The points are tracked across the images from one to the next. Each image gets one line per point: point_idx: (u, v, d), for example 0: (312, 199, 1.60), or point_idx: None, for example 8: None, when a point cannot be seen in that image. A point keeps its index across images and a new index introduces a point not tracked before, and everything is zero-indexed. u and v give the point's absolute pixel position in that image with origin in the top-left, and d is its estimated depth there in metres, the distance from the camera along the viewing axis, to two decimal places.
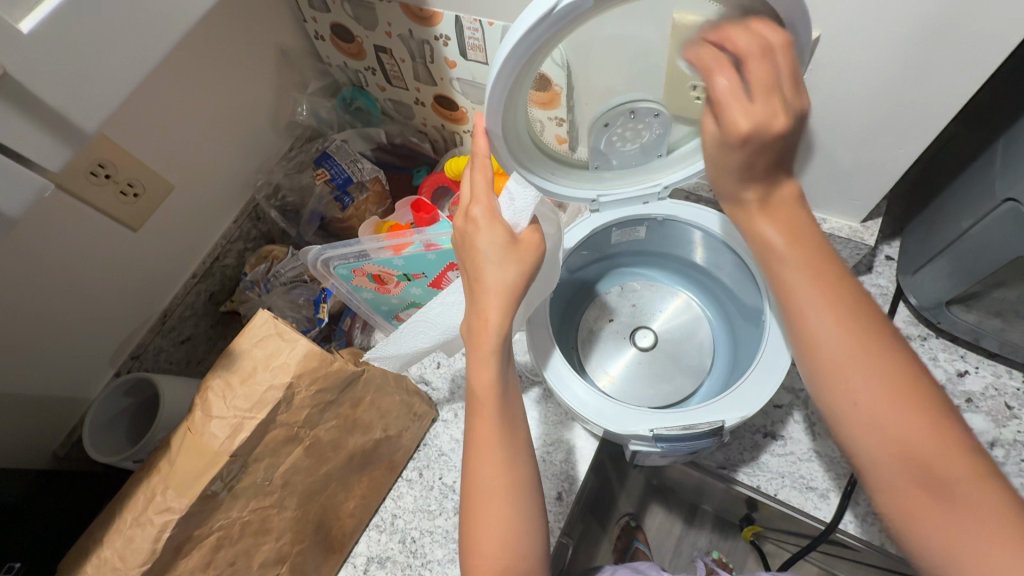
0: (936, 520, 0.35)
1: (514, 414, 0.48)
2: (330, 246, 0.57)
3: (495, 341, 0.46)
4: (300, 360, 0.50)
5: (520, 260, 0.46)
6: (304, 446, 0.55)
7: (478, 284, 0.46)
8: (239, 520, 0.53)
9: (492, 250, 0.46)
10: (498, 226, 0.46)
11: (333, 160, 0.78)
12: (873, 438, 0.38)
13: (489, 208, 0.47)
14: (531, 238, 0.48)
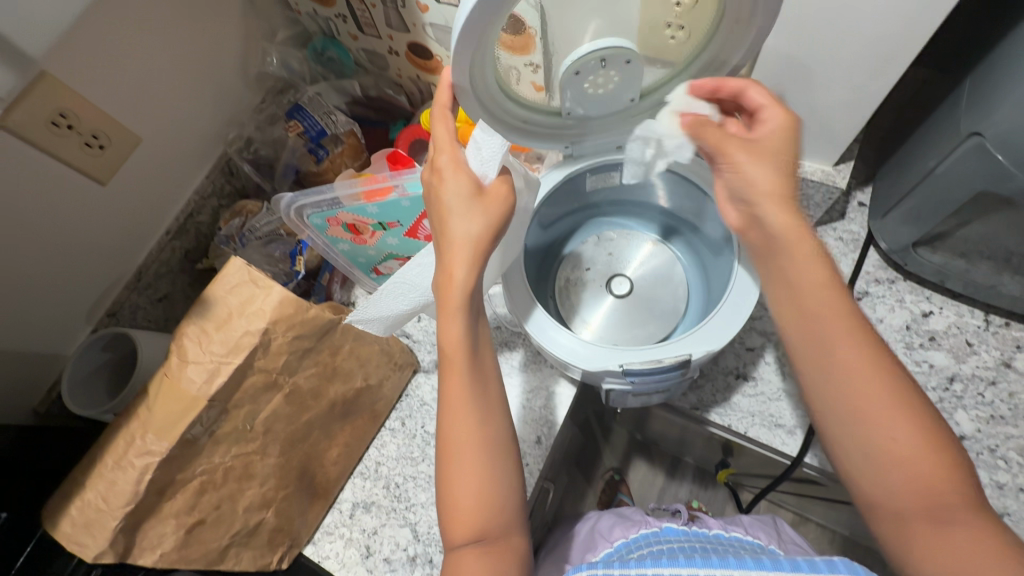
0: (927, 531, 0.40)
1: (486, 372, 0.49)
2: (301, 192, 0.57)
3: (461, 295, 0.46)
4: (275, 307, 0.50)
5: (487, 211, 0.47)
6: (284, 393, 0.56)
7: (445, 241, 0.47)
8: (222, 465, 0.54)
9: (456, 202, 0.46)
10: (463, 175, 0.47)
11: (305, 112, 0.76)
12: (872, 451, 0.43)
13: (454, 161, 0.47)
14: (498, 189, 0.48)
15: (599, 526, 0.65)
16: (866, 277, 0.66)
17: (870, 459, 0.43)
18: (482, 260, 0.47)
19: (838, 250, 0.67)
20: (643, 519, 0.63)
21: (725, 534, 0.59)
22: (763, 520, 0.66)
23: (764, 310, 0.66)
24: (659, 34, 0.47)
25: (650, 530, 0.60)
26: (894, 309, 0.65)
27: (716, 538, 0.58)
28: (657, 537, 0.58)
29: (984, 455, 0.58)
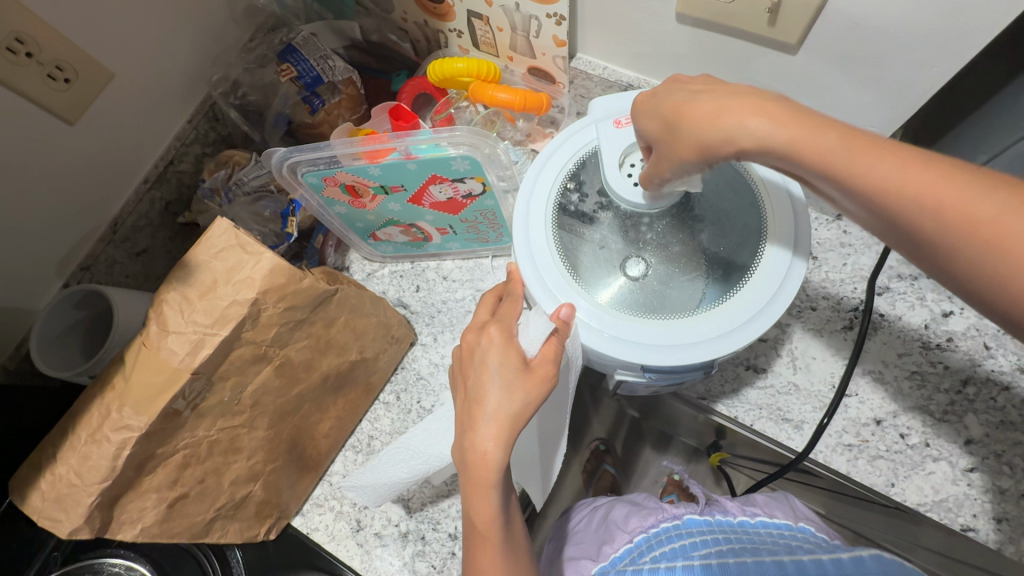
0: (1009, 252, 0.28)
1: (519, 540, 0.43)
2: (296, 148, 0.51)
3: (496, 476, 0.39)
4: (266, 276, 0.46)
5: (528, 393, 0.40)
6: (274, 365, 0.52)
7: (477, 411, 0.40)
8: (207, 439, 0.51)
9: (498, 372, 0.41)
10: (510, 350, 0.42)
11: (299, 54, 0.69)
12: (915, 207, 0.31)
13: (505, 325, 0.43)
14: (546, 366, 0.41)
15: (612, 515, 0.65)
16: (889, 272, 0.63)
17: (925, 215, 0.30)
18: (516, 435, 0.40)
19: (860, 242, 0.65)
20: (658, 507, 0.63)
21: (749, 521, 0.59)
22: (777, 497, 0.66)
23: None
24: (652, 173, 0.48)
25: (670, 523, 0.59)
26: (914, 307, 0.62)
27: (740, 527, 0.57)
28: (678, 531, 0.57)
29: (991, 460, 0.56)
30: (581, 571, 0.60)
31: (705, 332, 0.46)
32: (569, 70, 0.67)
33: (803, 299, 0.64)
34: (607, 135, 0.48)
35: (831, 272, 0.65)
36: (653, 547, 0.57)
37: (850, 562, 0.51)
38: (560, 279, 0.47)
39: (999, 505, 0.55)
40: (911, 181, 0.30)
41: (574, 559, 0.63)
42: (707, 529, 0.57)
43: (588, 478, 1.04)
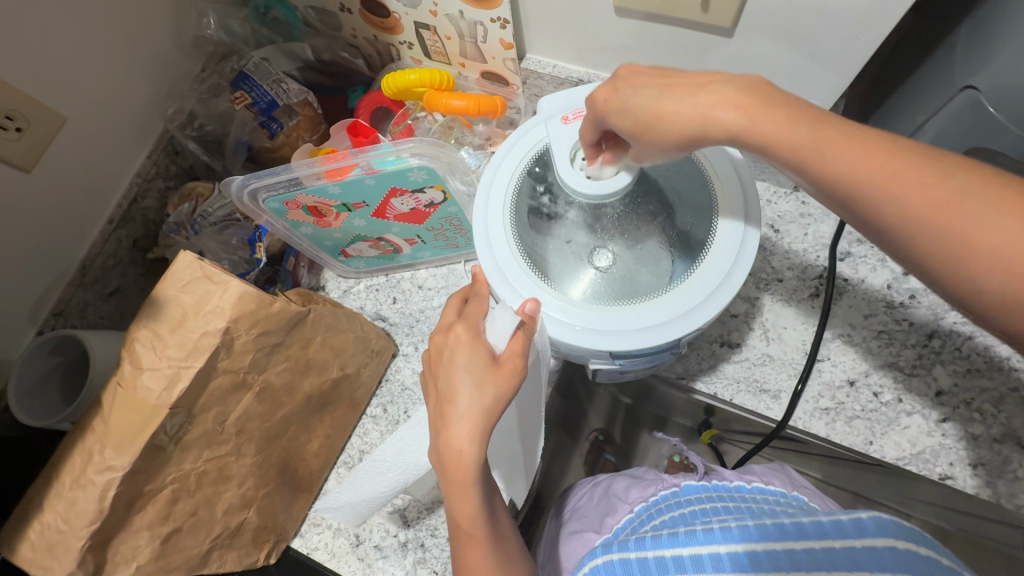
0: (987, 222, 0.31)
1: (504, 532, 0.44)
2: (254, 174, 0.51)
3: (474, 473, 0.40)
4: (235, 304, 0.46)
5: (499, 389, 0.41)
6: (254, 392, 0.53)
7: (452, 412, 0.41)
8: (194, 471, 0.51)
9: (468, 370, 0.41)
10: (477, 347, 0.42)
11: (252, 81, 0.69)
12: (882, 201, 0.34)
13: (470, 323, 0.44)
14: (514, 360, 0.42)
15: (614, 489, 0.67)
16: (849, 238, 0.65)
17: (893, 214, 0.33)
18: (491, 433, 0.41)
19: (819, 210, 0.67)
20: (659, 477, 0.64)
21: (746, 487, 0.59)
22: (774, 467, 0.68)
23: (749, 275, 0.66)
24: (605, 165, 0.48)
25: (669, 491, 0.60)
26: (876, 269, 0.64)
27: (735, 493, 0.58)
28: (676, 498, 0.59)
29: (961, 409, 0.58)
30: (586, 543, 0.62)
31: (665, 314, 0.47)
32: (520, 71, 0.68)
33: (769, 272, 0.66)
34: (558, 132, 0.49)
35: (793, 244, 0.66)
36: (653, 514, 0.58)
37: (850, 524, 0.44)
38: (523, 274, 0.48)
39: (974, 451, 0.57)
40: (917, 187, 0.32)
41: (577, 533, 0.64)
42: (703, 496, 0.57)
43: (588, 469, 1.06)
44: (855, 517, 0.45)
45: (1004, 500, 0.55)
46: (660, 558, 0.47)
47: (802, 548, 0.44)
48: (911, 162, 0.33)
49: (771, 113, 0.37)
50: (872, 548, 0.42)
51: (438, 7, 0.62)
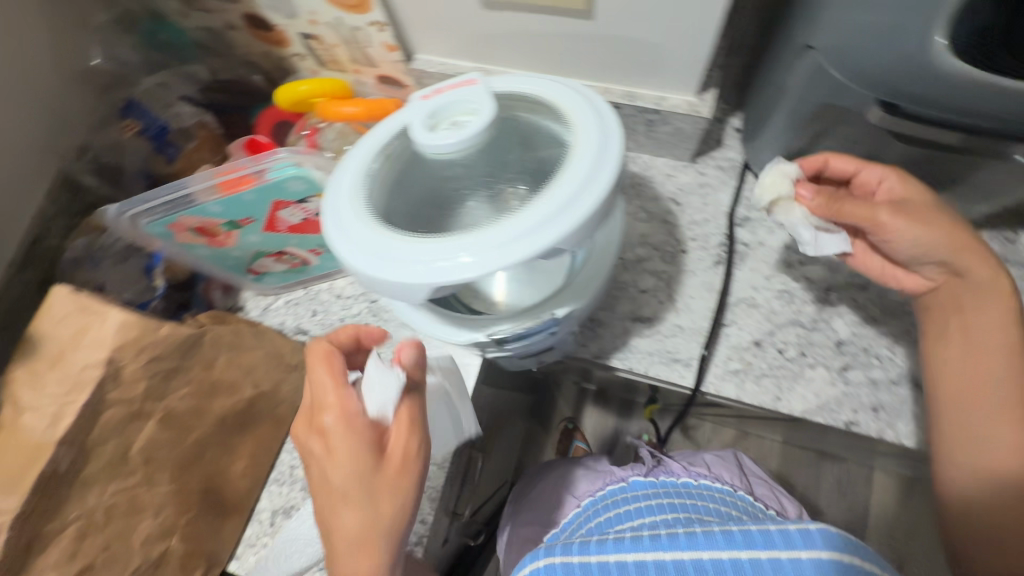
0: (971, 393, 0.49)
1: None
2: (128, 202, 0.51)
3: None
4: (116, 334, 0.46)
5: (376, 489, 0.41)
6: (157, 420, 0.52)
7: (337, 499, 0.41)
8: (102, 506, 0.50)
9: (346, 477, 0.41)
10: (353, 443, 0.41)
11: (142, 109, 0.69)
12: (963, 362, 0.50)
13: (340, 405, 0.43)
14: (400, 448, 0.42)
15: (566, 478, 0.70)
16: (746, 204, 0.67)
17: (970, 372, 0.49)
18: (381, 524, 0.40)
19: (717, 179, 0.69)
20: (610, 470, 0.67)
21: (693, 483, 0.62)
22: (725, 456, 0.73)
23: (654, 250, 0.67)
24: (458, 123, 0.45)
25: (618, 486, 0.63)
26: (773, 231, 0.66)
27: (684, 488, 0.60)
28: (624, 494, 0.61)
29: (860, 356, 0.61)
30: (533, 534, 0.65)
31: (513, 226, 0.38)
32: (412, 72, 0.69)
33: (674, 245, 0.67)
34: (411, 106, 0.47)
35: (694, 215, 0.68)
36: (602, 509, 0.61)
37: (798, 536, 0.41)
38: (360, 217, 0.42)
39: (875, 395, 0.59)
40: (978, 355, 0.49)
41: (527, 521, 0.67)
42: (653, 492, 0.59)
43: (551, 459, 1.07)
44: (801, 526, 0.42)
45: (905, 439, 0.58)
46: (604, 564, 0.45)
47: (749, 555, 0.42)
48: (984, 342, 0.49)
49: (935, 217, 0.49)
50: (819, 561, 0.40)
51: (316, 16, 0.62)
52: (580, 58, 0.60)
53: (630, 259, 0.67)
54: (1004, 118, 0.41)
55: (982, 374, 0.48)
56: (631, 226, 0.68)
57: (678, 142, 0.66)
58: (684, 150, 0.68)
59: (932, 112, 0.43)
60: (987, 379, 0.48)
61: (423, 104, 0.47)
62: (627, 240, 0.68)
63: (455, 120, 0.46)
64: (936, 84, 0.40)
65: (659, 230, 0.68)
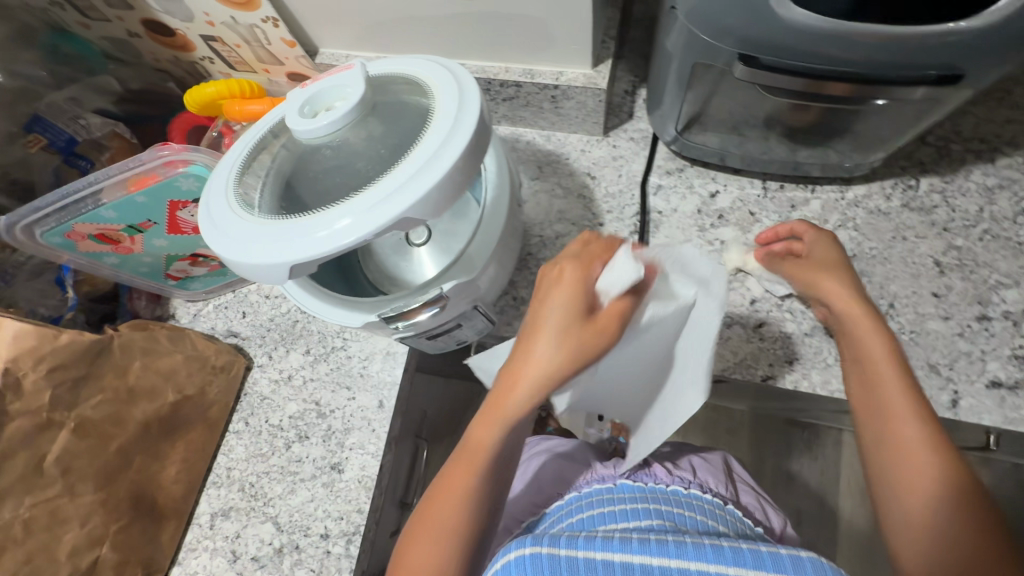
0: (886, 436, 0.45)
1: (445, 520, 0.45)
2: (15, 213, 0.50)
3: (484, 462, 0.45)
4: (13, 343, 0.47)
5: (582, 343, 0.42)
6: (70, 428, 0.52)
7: (528, 367, 0.43)
8: (18, 519, 0.50)
9: (563, 313, 0.43)
10: (573, 299, 0.43)
11: (47, 121, 0.67)
12: (874, 415, 0.47)
13: (578, 275, 0.44)
14: (609, 317, 0.42)
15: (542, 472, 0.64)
16: (658, 173, 0.68)
17: (880, 425, 0.46)
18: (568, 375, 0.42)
19: (630, 151, 0.70)
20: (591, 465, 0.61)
21: (682, 491, 0.54)
22: (711, 460, 0.66)
23: (572, 224, 0.68)
24: (333, 107, 0.45)
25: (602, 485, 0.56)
26: (686, 196, 0.67)
27: (670, 495, 0.53)
28: (609, 495, 0.54)
29: (774, 310, 0.62)
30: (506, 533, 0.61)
31: (373, 197, 0.38)
32: (318, 67, 0.69)
33: (592, 218, 0.68)
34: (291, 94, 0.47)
35: (610, 187, 0.69)
36: (580, 507, 0.54)
37: (787, 559, 0.35)
38: (231, 205, 0.42)
39: (789, 347, 0.60)
40: (886, 400, 0.46)
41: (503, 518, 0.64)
42: (640, 497, 0.52)
43: None
44: (791, 550, 0.35)
45: (820, 388, 0.59)
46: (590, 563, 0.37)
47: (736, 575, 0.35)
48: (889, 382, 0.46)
49: (829, 280, 0.53)
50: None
51: (211, 17, 0.62)
52: (475, 40, 0.61)
53: (550, 236, 0.67)
54: (866, 63, 0.43)
55: (903, 422, 0.45)
56: (548, 202, 0.69)
57: (585, 116, 0.67)
58: (593, 124, 0.68)
59: (801, 63, 0.44)
60: (898, 431, 0.44)
61: (300, 90, 0.46)
62: (546, 217, 0.68)
63: (330, 104, 0.46)
64: (797, 34, 0.41)
65: (577, 204, 0.69)
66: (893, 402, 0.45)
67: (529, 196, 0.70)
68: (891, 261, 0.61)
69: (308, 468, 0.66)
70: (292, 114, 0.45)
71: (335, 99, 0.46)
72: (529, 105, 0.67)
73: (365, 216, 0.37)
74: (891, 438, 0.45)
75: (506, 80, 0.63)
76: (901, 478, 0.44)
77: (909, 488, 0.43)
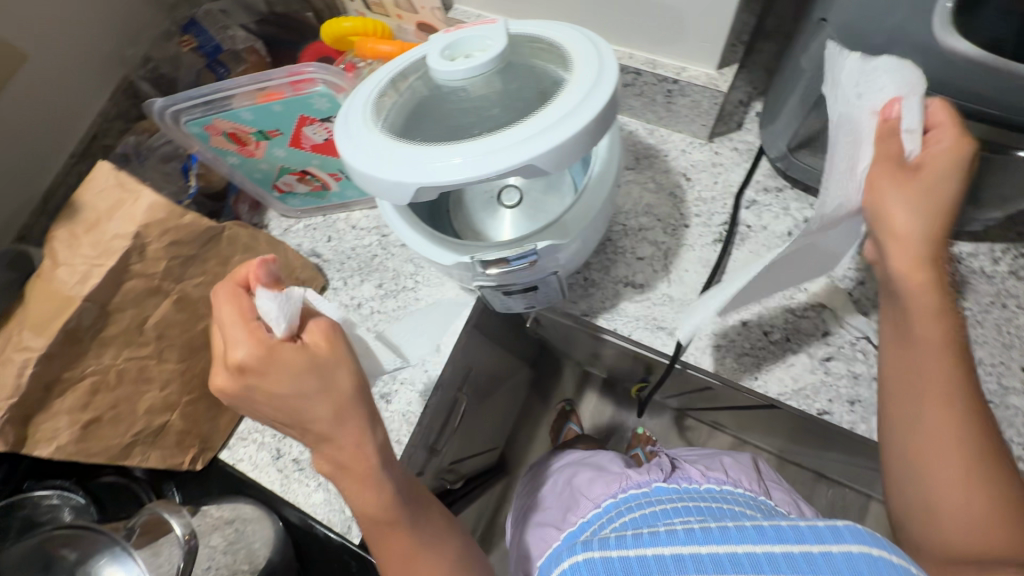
0: (938, 449, 0.46)
1: (430, 514, 0.51)
2: (171, 97, 0.56)
3: (403, 506, 0.48)
4: (146, 212, 0.51)
5: (295, 372, 0.43)
6: (172, 300, 0.58)
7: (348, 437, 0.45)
8: (114, 367, 0.56)
9: (295, 379, 0.43)
10: (282, 353, 0.43)
11: (201, 27, 0.74)
12: (926, 421, 0.46)
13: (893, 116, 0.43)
14: (320, 335, 0.45)
15: (578, 481, 0.76)
16: (755, 187, 0.68)
17: (928, 437, 0.46)
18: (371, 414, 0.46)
19: (730, 161, 0.69)
20: (622, 473, 0.74)
21: (715, 487, 0.67)
22: (741, 460, 0.76)
23: (657, 220, 0.68)
24: (471, 54, 0.48)
25: (641, 492, 0.68)
26: (779, 216, 0.66)
27: (705, 493, 0.65)
28: (648, 498, 0.66)
29: (845, 348, 0.61)
30: (548, 536, 0.71)
31: (499, 142, 0.41)
32: (449, 21, 0.72)
33: (678, 217, 0.68)
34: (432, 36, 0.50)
35: (702, 191, 0.69)
36: (623, 512, 0.65)
37: (827, 530, 0.44)
38: (364, 125, 0.46)
39: (854, 388, 0.59)
40: (945, 426, 0.46)
41: (542, 525, 0.74)
42: (674, 497, 0.65)
43: (555, 435, 1.16)
44: (831, 522, 0.45)
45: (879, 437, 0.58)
46: (642, 559, 0.48)
47: (782, 550, 0.44)
48: (950, 390, 0.46)
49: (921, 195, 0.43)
50: (848, 554, 0.42)
51: None
52: (606, 19, 0.61)
53: (632, 227, 0.69)
54: (1011, 108, 0.43)
55: (948, 438, 0.45)
56: (638, 194, 0.70)
57: (695, 117, 0.67)
58: (700, 127, 0.68)
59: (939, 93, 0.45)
60: (940, 445, 0.46)
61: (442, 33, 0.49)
62: (632, 208, 0.69)
63: (468, 49, 0.48)
64: (943, 63, 0.43)
65: (665, 202, 0.69)
66: (941, 408, 0.46)
67: (620, 184, 0.71)
68: (984, 326, 0.58)
69: None
70: (434, 53, 0.48)
71: (471, 45, 0.48)
72: (642, 96, 0.67)
73: (482, 157, 0.40)
74: (946, 463, 0.45)
75: (627, 66, 0.64)
76: (925, 461, 0.46)
77: (948, 510, 0.45)
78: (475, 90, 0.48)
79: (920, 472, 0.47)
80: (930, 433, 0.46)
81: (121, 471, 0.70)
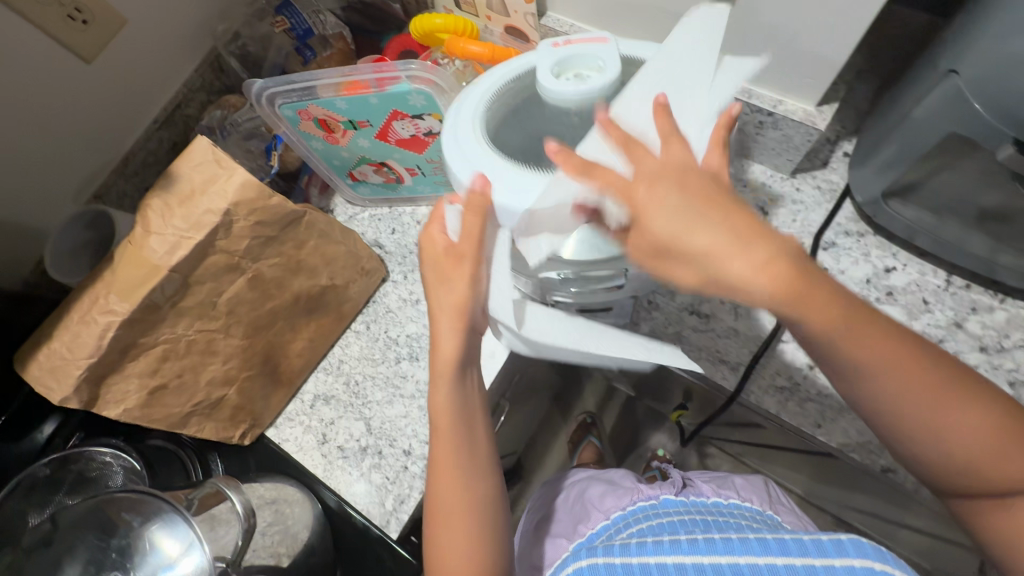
0: (916, 406, 0.41)
1: (477, 437, 0.50)
2: (272, 79, 0.56)
3: (453, 417, 0.48)
4: (237, 190, 0.52)
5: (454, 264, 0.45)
6: (247, 278, 0.59)
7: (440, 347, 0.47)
8: (185, 337, 0.57)
9: (453, 262, 0.45)
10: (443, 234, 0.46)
11: (294, 8, 0.74)
12: (888, 380, 0.41)
13: None
14: (469, 244, 0.45)
15: (591, 495, 0.76)
16: (835, 229, 0.66)
17: (900, 393, 0.41)
18: (468, 326, 0.46)
19: (812, 200, 0.68)
20: (633, 488, 0.73)
21: (724, 502, 0.67)
22: (754, 482, 0.76)
23: None
24: (582, 78, 0.49)
25: (649, 503, 0.67)
26: (858, 262, 0.64)
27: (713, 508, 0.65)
28: (654, 511, 0.65)
29: None
30: (559, 547, 0.70)
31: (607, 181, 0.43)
32: (540, 28, 0.71)
33: None
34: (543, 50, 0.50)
35: (780, 227, 0.67)
36: (629, 524, 0.64)
37: (830, 544, 0.46)
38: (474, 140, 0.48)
39: None
40: (906, 380, 0.40)
41: (554, 537, 0.73)
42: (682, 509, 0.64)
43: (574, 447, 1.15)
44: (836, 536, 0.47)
45: None
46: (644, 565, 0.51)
47: (783, 562, 0.46)
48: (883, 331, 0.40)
49: None
50: (851, 567, 0.44)
51: None
52: None
53: None
54: None
55: (910, 391, 0.40)
56: None
57: (782, 151, 0.65)
58: (786, 161, 0.67)
59: None
60: (911, 403, 0.41)
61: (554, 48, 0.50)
62: None
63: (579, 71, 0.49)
64: None
65: None
66: (882, 347, 0.40)
67: None
68: None
69: (410, 387, 0.70)
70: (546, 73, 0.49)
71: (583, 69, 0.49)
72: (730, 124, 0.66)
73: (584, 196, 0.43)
74: (928, 421, 0.41)
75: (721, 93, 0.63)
76: (917, 424, 0.41)
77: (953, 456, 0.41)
78: (583, 115, 0.50)
79: (913, 435, 0.41)
80: (902, 398, 0.41)
81: (169, 437, 0.71)
